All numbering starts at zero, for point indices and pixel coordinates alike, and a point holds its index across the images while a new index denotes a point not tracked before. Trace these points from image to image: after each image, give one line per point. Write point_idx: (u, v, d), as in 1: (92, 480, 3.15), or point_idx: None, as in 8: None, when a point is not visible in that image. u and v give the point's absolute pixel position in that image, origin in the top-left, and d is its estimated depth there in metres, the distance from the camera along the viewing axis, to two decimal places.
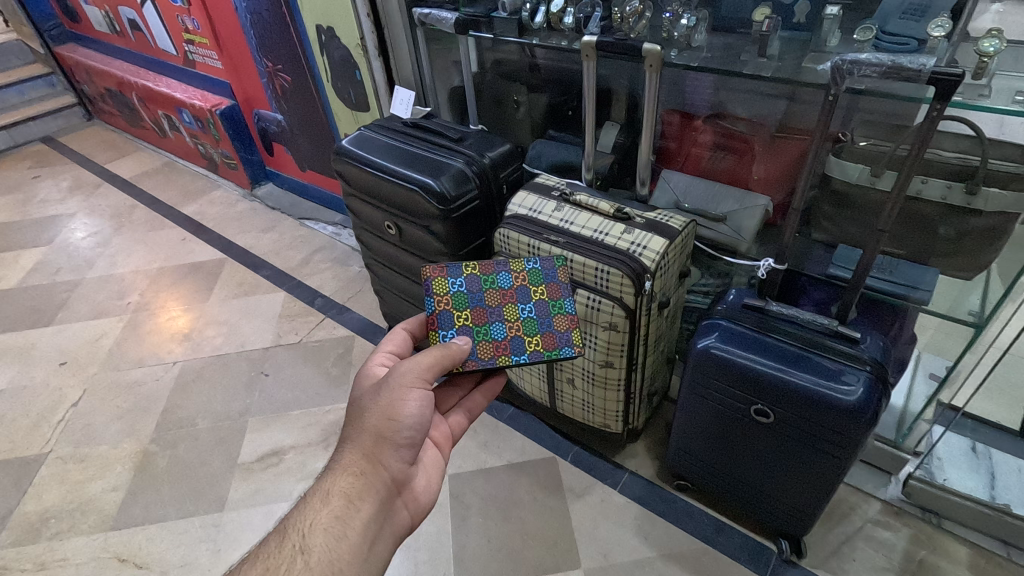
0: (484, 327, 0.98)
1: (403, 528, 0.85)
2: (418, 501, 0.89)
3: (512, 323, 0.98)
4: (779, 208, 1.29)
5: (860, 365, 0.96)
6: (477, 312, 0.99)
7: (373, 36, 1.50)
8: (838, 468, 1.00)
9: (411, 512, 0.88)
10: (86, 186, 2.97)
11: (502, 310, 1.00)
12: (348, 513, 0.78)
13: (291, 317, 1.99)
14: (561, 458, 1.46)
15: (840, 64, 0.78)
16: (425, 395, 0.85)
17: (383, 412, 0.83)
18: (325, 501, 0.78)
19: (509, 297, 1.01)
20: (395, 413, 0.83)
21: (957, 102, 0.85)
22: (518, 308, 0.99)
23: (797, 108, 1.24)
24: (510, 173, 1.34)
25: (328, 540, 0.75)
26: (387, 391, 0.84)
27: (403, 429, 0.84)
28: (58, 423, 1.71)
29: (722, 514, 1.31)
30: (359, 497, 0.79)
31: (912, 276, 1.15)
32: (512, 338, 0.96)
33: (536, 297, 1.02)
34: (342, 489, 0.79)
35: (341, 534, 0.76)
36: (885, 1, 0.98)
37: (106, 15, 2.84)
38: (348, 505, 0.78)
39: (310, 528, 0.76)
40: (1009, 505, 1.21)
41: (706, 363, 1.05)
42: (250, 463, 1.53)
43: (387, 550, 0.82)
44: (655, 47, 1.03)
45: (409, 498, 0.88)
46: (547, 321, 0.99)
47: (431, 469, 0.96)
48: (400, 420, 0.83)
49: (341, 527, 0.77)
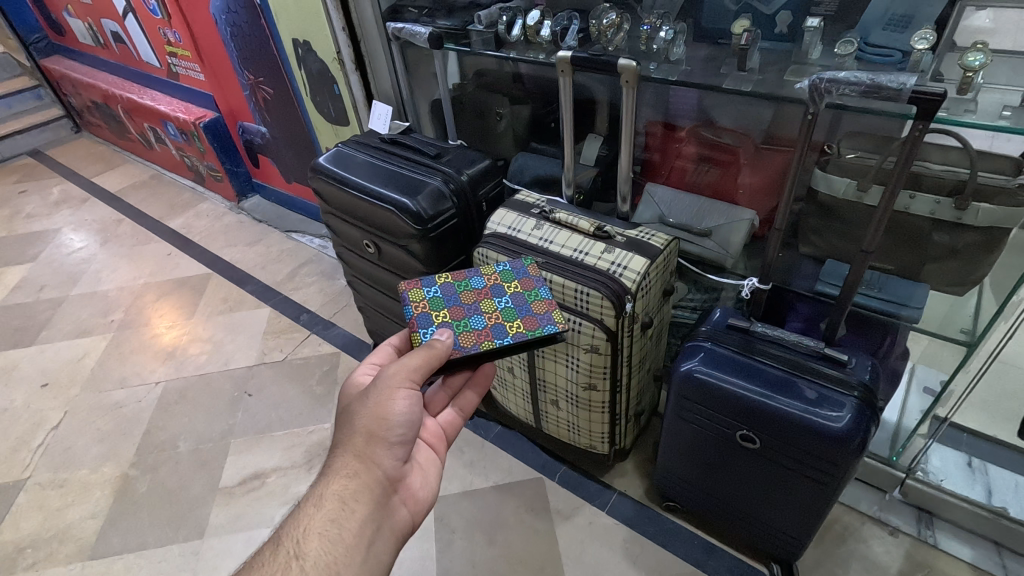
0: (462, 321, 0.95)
1: (404, 526, 0.84)
2: (417, 499, 0.88)
3: (491, 313, 0.96)
4: (767, 221, 1.25)
5: (847, 390, 0.92)
6: (454, 310, 0.97)
7: (350, 51, 1.48)
8: (827, 495, 0.97)
9: (411, 511, 0.86)
10: (73, 200, 2.94)
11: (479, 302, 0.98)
12: (343, 516, 0.76)
13: (276, 334, 1.96)
14: (548, 479, 1.43)
15: (817, 83, 0.75)
16: (414, 394, 0.84)
17: (373, 412, 0.82)
18: (318, 505, 0.76)
19: (484, 294, 1.00)
20: (385, 412, 0.83)
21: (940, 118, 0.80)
22: (495, 301, 0.98)
23: (784, 116, 1.18)
24: (489, 189, 1.31)
25: (324, 543, 0.73)
26: (375, 394, 0.83)
27: (394, 428, 0.83)
28: (37, 448, 1.68)
29: (712, 536, 1.28)
30: (354, 499, 0.77)
31: (901, 292, 1.12)
32: (494, 326, 0.93)
33: (512, 289, 1.00)
34: (336, 492, 0.77)
35: (337, 536, 0.74)
36: (867, 11, 0.94)
37: (90, 28, 2.82)
38: (343, 507, 0.76)
39: (305, 533, 0.74)
40: (1006, 508, 1.20)
41: (690, 388, 1.02)
42: (232, 488, 1.50)
43: (389, 550, 0.79)
44: (630, 62, 0.99)
45: (407, 496, 0.86)
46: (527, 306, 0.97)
47: (427, 468, 0.94)
48: (390, 418, 0.83)
49: (337, 528, 0.75)
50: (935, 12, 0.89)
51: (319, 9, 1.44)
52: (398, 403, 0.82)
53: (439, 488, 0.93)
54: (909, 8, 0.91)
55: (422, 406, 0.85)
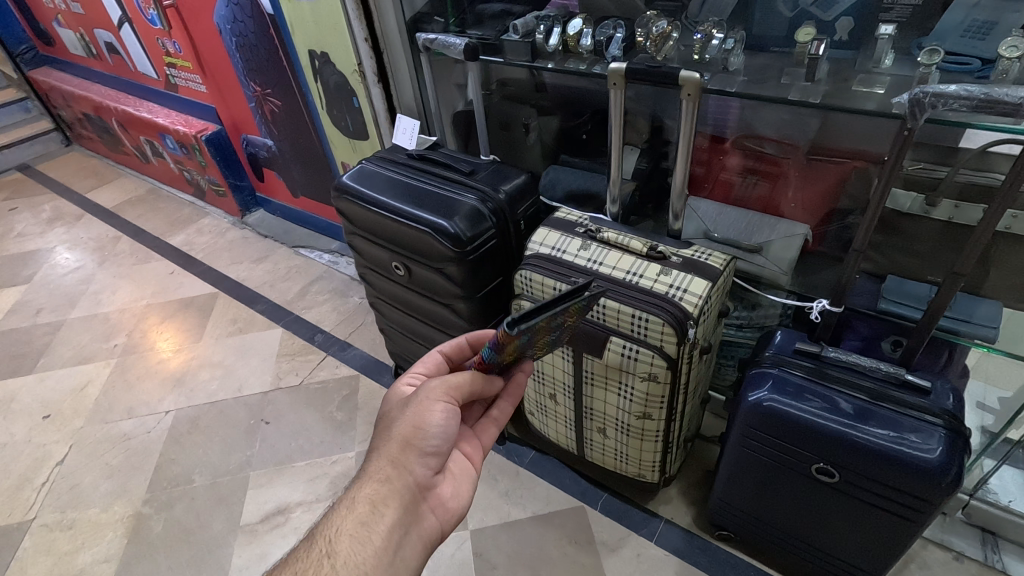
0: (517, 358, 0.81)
1: (432, 536, 0.78)
2: (448, 507, 0.82)
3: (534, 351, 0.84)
4: (818, 235, 1.19)
5: (934, 420, 0.87)
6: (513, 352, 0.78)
7: (372, 62, 1.42)
8: (910, 530, 0.92)
9: (439, 520, 0.80)
10: (67, 217, 2.83)
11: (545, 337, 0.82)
12: (373, 519, 0.73)
13: (289, 356, 1.88)
14: (589, 507, 1.37)
15: (920, 97, 0.70)
16: (451, 408, 0.78)
17: (408, 420, 0.77)
18: (351, 506, 0.74)
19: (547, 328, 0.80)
20: (417, 423, 0.77)
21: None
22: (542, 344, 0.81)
23: (833, 125, 1.11)
24: (526, 208, 1.25)
25: (354, 545, 0.71)
26: (409, 405, 0.78)
27: (429, 438, 0.78)
28: (42, 486, 1.58)
29: (768, 567, 1.22)
30: (384, 503, 0.74)
31: (964, 308, 1.03)
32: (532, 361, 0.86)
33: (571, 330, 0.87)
34: (367, 494, 0.74)
35: (366, 539, 0.71)
36: (946, 17, 0.89)
37: (81, 38, 2.71)
38: (373, 511, 0.73)
39: (336, 533, 0.72)
40: None
41: (761, 417, 0.97)
42: (254, 525, 1.42)
43: (417, 557, 0.75)
44: (693, 74, 0.93)
45: (436, 504, 0.80)
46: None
47: (461, 481, 0.86)
48: (426, 429, 0.77)
49: (366, 531, 0.72)
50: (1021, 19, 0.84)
51: (341, 18, 1.39)
52: (427, 415, 0.77)
53: (472, 503, 0.86)
54: (993, 14, 0.86)
55: (458, 422, 0.79)
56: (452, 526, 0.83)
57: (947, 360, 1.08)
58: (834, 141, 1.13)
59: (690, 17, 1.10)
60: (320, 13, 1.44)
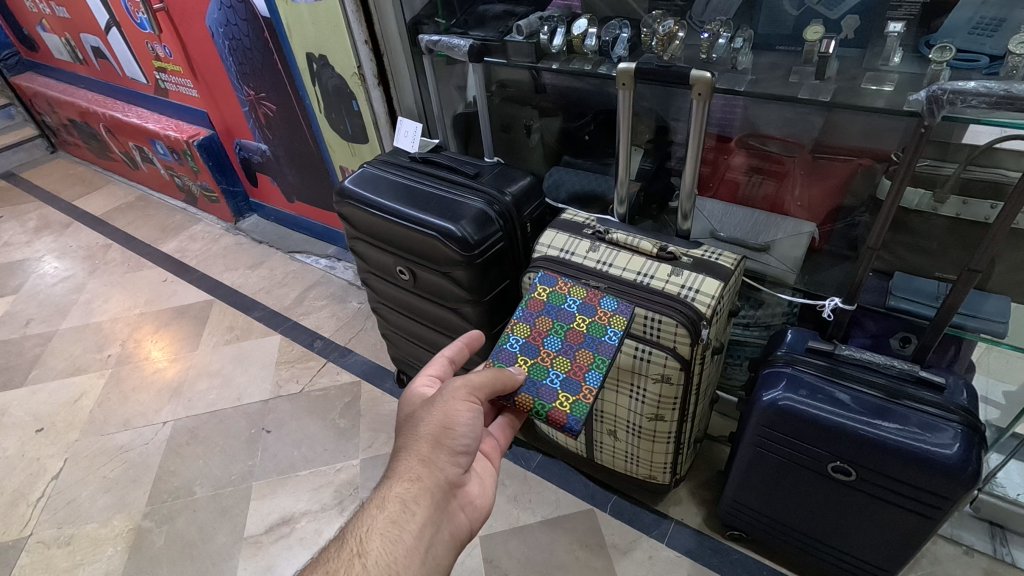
0: (542, 377, 0.95)
1: (461, 534, 0.79)
2: (476, 505, 0.83)
3: (547, 356, 0.97)
4: (824, 233, 1.19)
5: (951, 416, 0.87)
6: (545, 389, 0.94)
7: (372, 65, 1.41)
8: (927, 527, 0.92)
9: (467, 518, 0.80)
10: (54, 225, 2.77)
11: (574, 354, 0.97)
12: (404, 518, 0.72)
13: (289, 364, 1.85)
14: (599, 510, 1.36)
15: (938, 94, 0.73)
16: (475, 406, 0.80)
17: (439, 419, 0.78)
18: (381, 505, 0.73)
19: (581, 368, 0.95)
20: (447, 421, 0.78)
21: None
22: (561, 371, 0.95)
23: (837, 121, 1.11)
24: (532, 210, 1.24)
25: (385, 544, 0.69)
26: (437, 405, 0.79)
27: (459, 437, 0.79)
28: (37, 501, 1.55)
29: (780, 565, 1.22)
30: (416, 501, 0.73)
31: (970, 303, 1.01)
32: (535, 347, 0.99)
33: (577, 321, 1.00)
34: (398, 493, 0.73)
35: (397, 538, 0.70)
36: (953, 13, 0.88)
37: (67, 43, 2.66)
38: (404, 510, 0.72)
39: (367, 532, 0.70)
40: None
41: (776, 417, 0.97)
42: (259, 536, 1.39)
43: (449, 556, 0.75)
44: (704, 73, 0.93)
45: (465, 502, 0.81)
46: (572, 304, 1.03)
47: (486, 481, 0.87)
48: (455, 427, 0.78)
49: (398, 530, 0.71)
50: None
51: (340, 20, 1.37)
52: (459, 414, 0.78)
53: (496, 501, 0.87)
54: (1003, 9, 0.85)
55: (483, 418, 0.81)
56: (479, 526, 0.84)
57: (954, 355, 1.08)
58: (837, 138, 1.13)
59: (694, 18, 1.10)
60: (319, 16, 1.42)
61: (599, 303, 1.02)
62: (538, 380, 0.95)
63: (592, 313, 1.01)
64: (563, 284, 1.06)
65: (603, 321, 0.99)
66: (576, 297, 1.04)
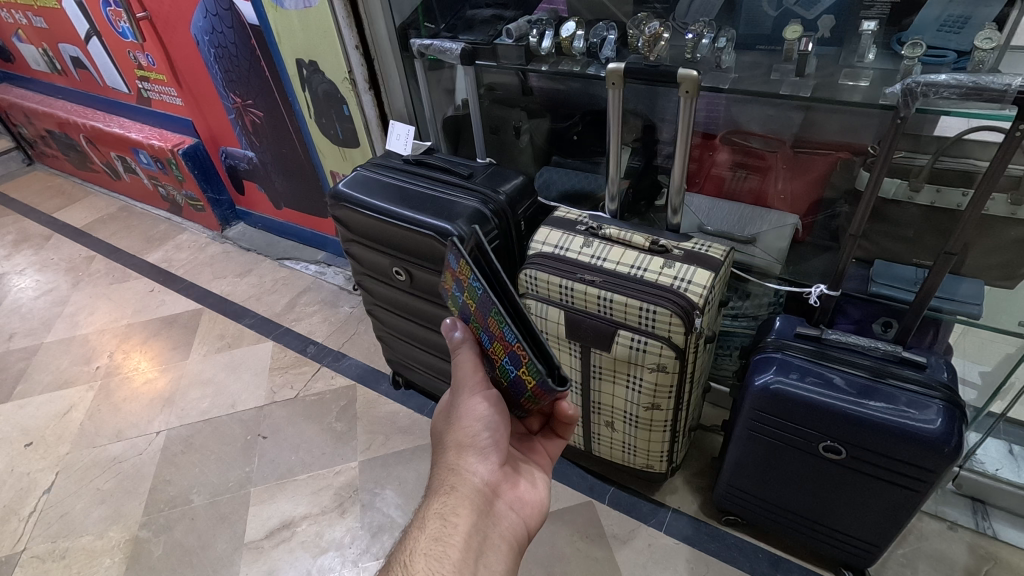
0: (507, 375, 0.76)
1: (515, 532, 0.77)
2: (524, 500, 0.80)
3: (496, 354, 0.75)
4: (807, 225, 1.23)
5: (932, 393, 0.91)
6: (512, 387, 0.78)
7: (364, 70, 1.45)
8: (914, 501, 0.96)
9: (518, 515, 0.78)
10: (35, 238, 2.72)
11: (494, 334, 0.74)
12: (446, 532, 0.71)
13: (282, 370, 1.85)
14: (598, 502, 1.38)
15: (912, 87, 0.78)
16: (488, 396, 0.80)
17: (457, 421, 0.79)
18: (422, 526, 0.72)
19: (505, 346, 0.72)
20: (465, 419, 0.78)
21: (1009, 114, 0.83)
22: (503, 358, 0.74)
23: (816, 118, 1.16)
24: (525, 208, 1.27)
25: (431, 562, 0.68)
26: (453, 405, 0.80)
27: (481, 433, 0.78)
28: (29, 516, 1.53)
29: (775, 548, 1.25)
30: (454, 513, 0.73)
31: (946, 287, 1.06)
32: (490, 353, 0.78)
33: (474, 303, 0.76)
34: (436, 509, 0.73)
35: (443, 554, 0.69)
36: (924, 11, 0.94)
37: (45, 53, 2.63)
38: (445, 523, 0.72)
39: (411, 556, 0.70)
40: None
41: (769, 401, 1.00)
42: (260, 541, 1.39)
43: (504, 559, 0.73)
44: (690, 72, 0.97)
45: (512, 500, 0.79)
46: (473, 288, 0.77)
47: (535, 478, 0.85)
48: (477, 422, 0.78)
49: (442, 547, 0.70)
50: (994, 12, 0.89)
51: (330, 25, 1.39)
52: (471, 409, 0.78)
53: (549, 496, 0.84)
54: (967, 8, 0.91)
55: (503, 408, 0.80)
56: (536, 520, 0.82)
57: (934, 339, 1.12)
58: (817, 133, 1.17)
59: (678, 19, 1.15)
60: (309, 22, 1.44)
61: (467, 267, 0.76)
62: (510, 381, 0.76)
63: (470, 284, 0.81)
64: (462, 279, 0.81)
65: (471, 279, 0.75)
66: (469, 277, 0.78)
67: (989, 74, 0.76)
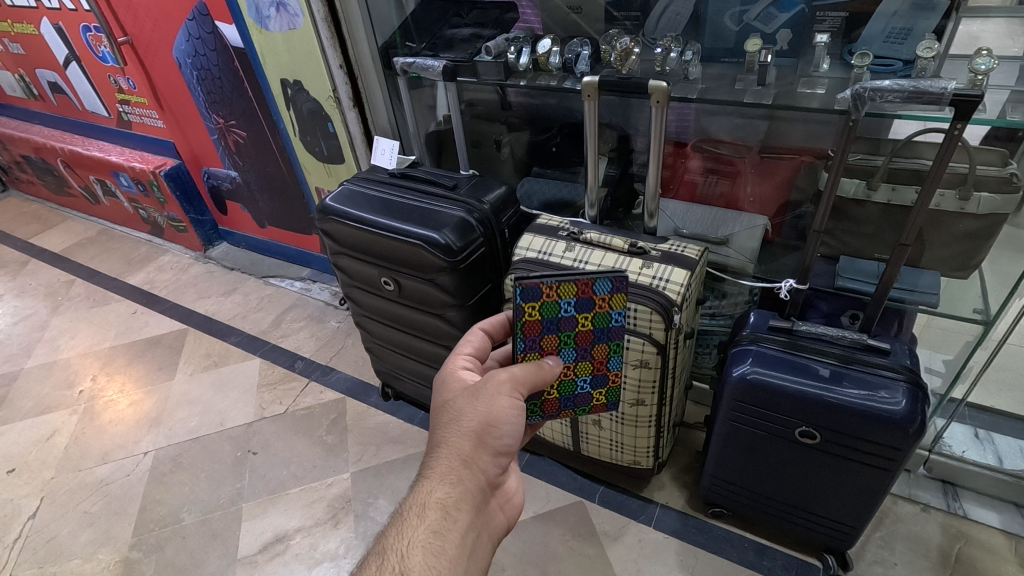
0: (573, 389, 0.91)
1: (499, 529, 0.82)
2: (513, 500, 0.86)
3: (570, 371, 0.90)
4: (776, 226, 1.30)
5: (897, 378, 0.97)
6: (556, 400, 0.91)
7: (348, 88, 1.50)
8: (885, 480, 1.01)
9: (505, 515, 0.84)
10: (12, 264, 2.69)
11: (585, 353, 0.90)
12: (445, 527, 0.73)
13: (271, 386, 1.85)
14: (589, 501, 1.41)
15: (860, 92, 0.85)
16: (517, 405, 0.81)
17: (485, 417, 0.80)
18: (422, 515, 0.73)
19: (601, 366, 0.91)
20: (495, 420, 0.80)
21: (976, 119, 0.89)
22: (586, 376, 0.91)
23: (780, 127, 1.25)
24: (509, 216, 1.32)
25: (427, 557, 0.70)
26: (488, 400, 0.80)
27: (500, 436, 0.81)
28: (14, 542, 1.50)
29: (760, 537, 1.30)
30: (457, 507, 0.75)
31: (908, 279, 1.13)
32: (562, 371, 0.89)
33: (580, 321, 0.87)
34: (439, 499, 0.74)
35: (441, 550, 0.71)
36: (869, 27, 1.01)
37: (21, 79, 2.62)
38: (446, 517, 0.73)
39: (409, 547, 0.70)
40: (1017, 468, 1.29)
41: (748, 390, 1.05)
42: (253, 556, 1.39)
43: (487, 555, 0.77)
44: (661, 82, 1.03)
45: (502, 500, 0.85)
46: (569, 304, 0.86)
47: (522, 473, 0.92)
48: (501, 426, 0.81)
49: (440, 542, 0.71)
50: (932, 24, 0.98)
51: (315, 46, 1.45)
52: (508, 414, 0.81)
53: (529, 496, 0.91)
54: (908, 21, 0.99)
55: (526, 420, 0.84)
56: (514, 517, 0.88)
57: (898, 330, 1.19)
58: (783, 140, 1.26)
59: (647, 33, 1.21)
60: (294, 43, 1.49)
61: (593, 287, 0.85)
62: (569, 396, 0.92)
63: (591, 306, 0.86)
64: (548, 286, 0.84)
65: (605, 308, 0.87)
66: (568, 296, 0.85)
67: (929, 80, 0.83)
